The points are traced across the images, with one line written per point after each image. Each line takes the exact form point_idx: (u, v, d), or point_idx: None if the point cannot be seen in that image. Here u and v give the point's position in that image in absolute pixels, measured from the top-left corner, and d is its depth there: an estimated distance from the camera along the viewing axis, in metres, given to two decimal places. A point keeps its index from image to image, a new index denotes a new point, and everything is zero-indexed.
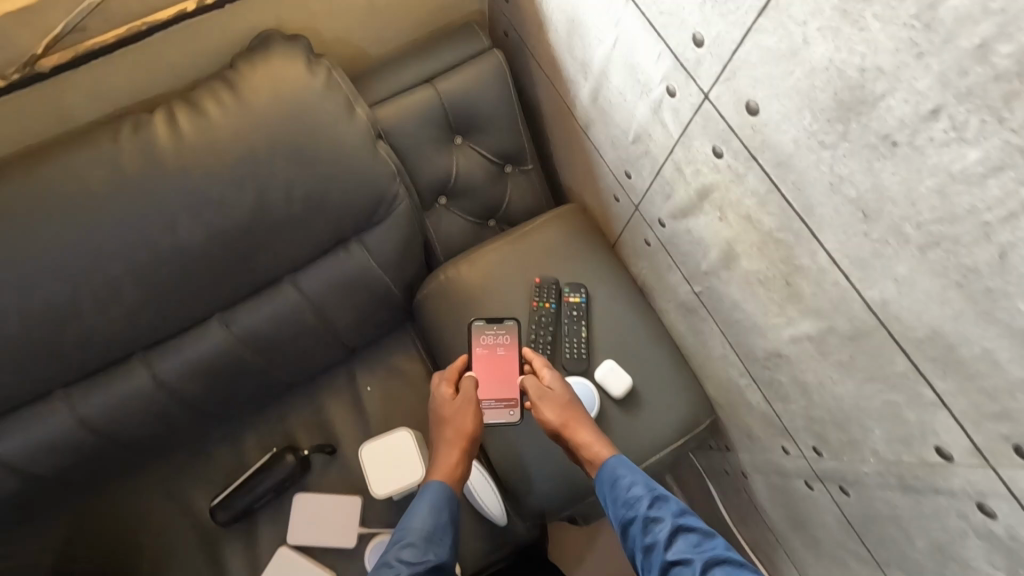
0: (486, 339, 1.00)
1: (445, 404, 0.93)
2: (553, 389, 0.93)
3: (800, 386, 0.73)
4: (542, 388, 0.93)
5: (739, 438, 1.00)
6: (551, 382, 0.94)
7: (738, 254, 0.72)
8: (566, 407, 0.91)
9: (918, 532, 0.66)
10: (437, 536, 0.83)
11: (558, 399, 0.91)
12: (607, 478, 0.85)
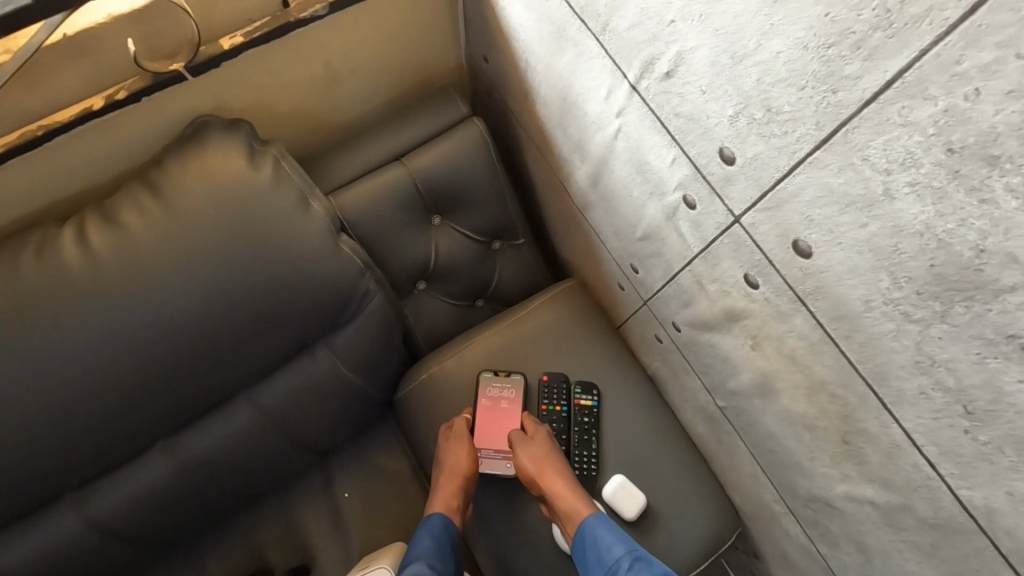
0: (493, 391, 0.90)
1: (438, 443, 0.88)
2: (535, 441, 0.86)
3: (856, 543, 0.60)
4: (523, 438, 0.86)
5: (769, 553, 0.87)
6: (534, 433, 0.87)
7: (777, 390, 0.58)
8: (547, 460, 0.83)
9: None
10: (442, 551, 0.79)
11: (540, 451, 0.84)
12: (581, 537, 0.77)
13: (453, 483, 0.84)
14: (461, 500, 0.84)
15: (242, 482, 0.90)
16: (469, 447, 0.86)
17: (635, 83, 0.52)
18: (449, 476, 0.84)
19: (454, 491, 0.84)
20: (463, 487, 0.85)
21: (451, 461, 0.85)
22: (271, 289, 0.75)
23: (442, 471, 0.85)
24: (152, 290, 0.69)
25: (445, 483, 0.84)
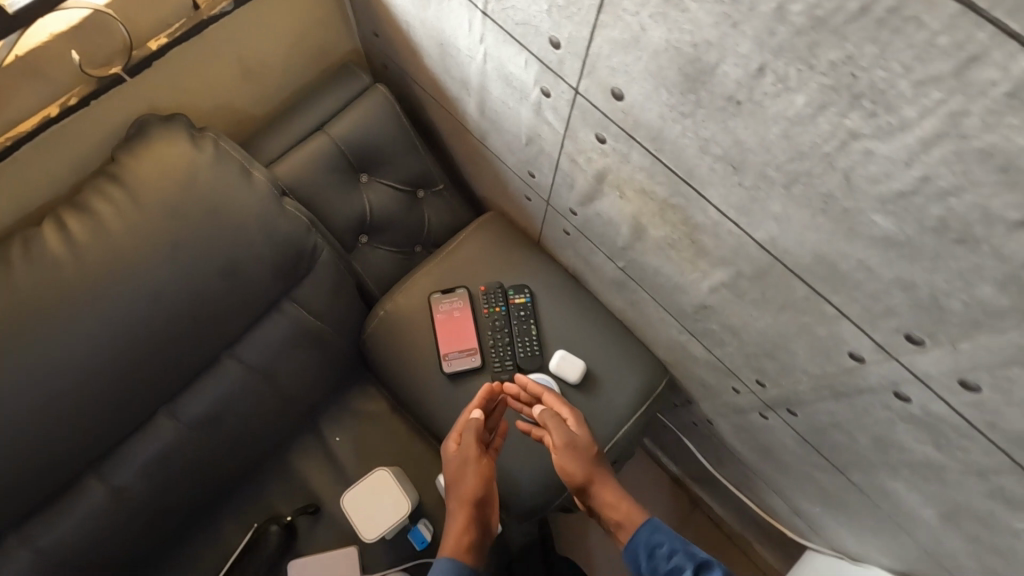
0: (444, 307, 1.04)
1: (448, 465, 0.91)
2: (578, 438, 0.89)
3: (730, 329, 0.79)
4: (566, 433, 0.89)
5: (694, 390, 1.06)
6: (575, 427, 0.90)
7: (645, 225, 0.77)
8: (595, 460, 0.89)
9: (859, 430, 0.72)
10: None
11: (583, 448, 0.89)
12: (638, 542, 0.83)
13: (464, 515, 0.87)
14: (473, 535, 0.86)
15: (242, 442, 1.01)
16: (479, 473, 0.90)
17: (485, 10, 0.69)
18: (463, 508, 0.88)
19: (466, 524, 0.86)
20: (475, 515, 0.87)
21: (462, 489, 0.89)
22: (232, 251, 0.87)
23: (456, 503, 0.89)
24: (132, 263, 0.80)
25: (458, 517, 0.87)
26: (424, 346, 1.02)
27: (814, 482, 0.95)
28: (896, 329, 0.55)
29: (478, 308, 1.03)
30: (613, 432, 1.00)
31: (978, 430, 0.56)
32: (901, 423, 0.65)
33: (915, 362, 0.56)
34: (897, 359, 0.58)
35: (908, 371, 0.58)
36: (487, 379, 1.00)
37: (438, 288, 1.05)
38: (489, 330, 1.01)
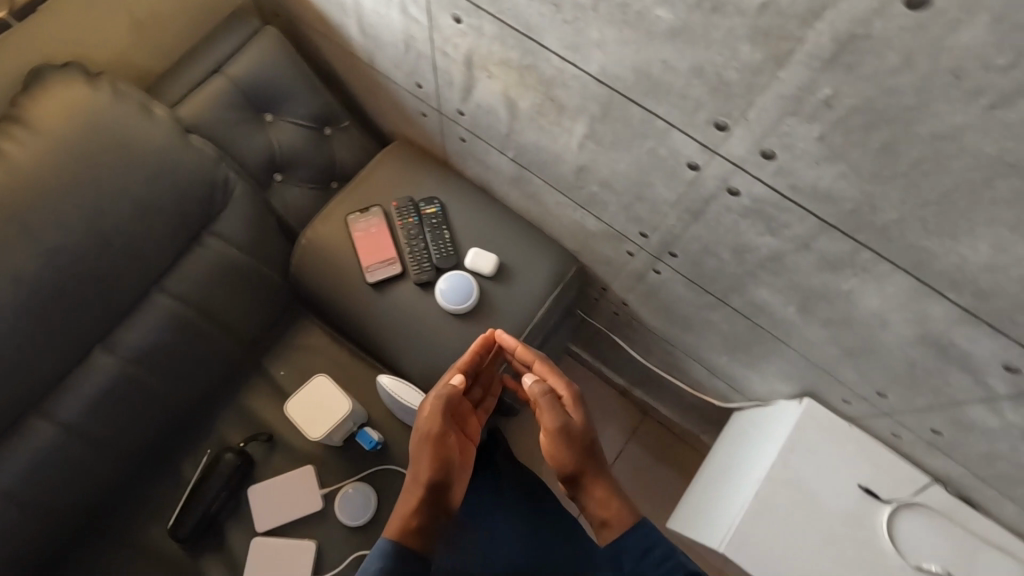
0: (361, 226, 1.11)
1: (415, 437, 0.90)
2: (575, 426, 0.89)
3: (604, 184, 0.89)
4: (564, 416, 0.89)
5: (604, 273, 1.16)
6: (574, 413, 0.90)
7: (515, 100, 0.86)
8: (588, 449, 0.88)
9: (720, 246, 0.83)
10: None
11: (577, 434, 0.88)
12: (628, 544, 0.84)
13: (414, 497, 0.85)
14: (423, 519, 0.83)
15: (187, 377, 1.06)
16: (436, 454, 0.87)
17: None
18: (416, 490, 0.85)
19: (417, 508, 0.84)
20: (433, 495, 0.85)
21: (423, 460, 0.87)
22: (144, 181, 0.92)
23: (411, 484, 0.86)
24: (46, 195, 0.84)
25: (410, 499, 0.85)
26: (347, 264, 1.09)
27: (713, 327, 1.06)
28: (707, 121, 0.66)
29: (393, 222, 1.11)
30: (532, 315, 1.09)
31: (787, 199, 0.68)
32: (741, 221, 0.76)
33: (728, 149, 0.67)
34: (717, 152, 0.69)
35: (727, 162, 0.69)
36: (409, 284, 1.08)
37: (353, 211, 1.12)
38: (406, 239, 1.08)
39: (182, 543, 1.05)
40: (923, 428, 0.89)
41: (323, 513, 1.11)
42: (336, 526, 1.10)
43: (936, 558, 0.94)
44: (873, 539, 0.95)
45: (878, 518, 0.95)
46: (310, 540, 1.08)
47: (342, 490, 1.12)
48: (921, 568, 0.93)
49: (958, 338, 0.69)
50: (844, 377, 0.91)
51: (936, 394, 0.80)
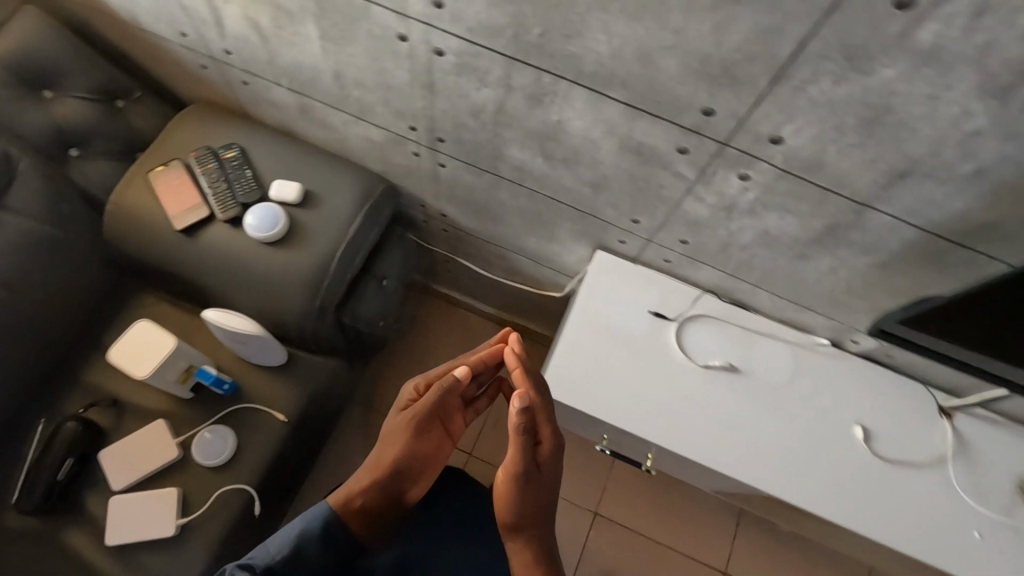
0: (164, 180, 1.15)
1: (394, 417, 0.95)
2: (540, 483, 0.88)
3: (359, 85, 0.99)
4: (536, 456, 0.89)
5: (412, 186, 1.26)
6: (546, 471, 0.89)
7: (256, 20, 0.94)
8: (536, 497, 0.88)
9: (463, 114, 0.95)
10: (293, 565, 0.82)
11: (534, 477, 0.88)
12: None
13: (370, 476, 0.91)
14: (363, 499, 0.89)
15: (11, 352, 1.08)
16: (402, 442, 0.93)
17: None
18: (372, 469, 0.91)
19: (366, 487, 0.90)
20: (385, 482, 0.91)
21: (393, 446, 0.92)
22: None
23: (371, 463, 0.92)
24: None
25: (365, 476, 0.91)
26: (157, 218, 1.13)
27: (508, 208, 1.18)
28: None
29: (194, 171, 1.16)
30: (345, 230, 1.17)
31: (472, 43, 0.79)
32: (460, 81, 0.88)
33: (411, 8, 0.78)
34: (407, 15, 0.80)
35: (419, 22, 0.80)
36: (220, 224, 1.13)
37: (154, 168, 1.16)
38: (208, 183, 1.14)
39: (34, 514, 1.06)
40: (676, 244, 1.04)
41: (184, 461, 1.15)
42: (199, 470, 1.14)
43: (719, 355, 1.10)
44: (667, 351, 1.09)
45: (669, 334, 1.10)
46: (173, 487, 1.12)
47: (197, 436, 1.16)
48: (707, 365, 1.09)
49: (640, 135, 0.83)
50: (607, 216, 1.05)
51: (662, 202, 0.95)
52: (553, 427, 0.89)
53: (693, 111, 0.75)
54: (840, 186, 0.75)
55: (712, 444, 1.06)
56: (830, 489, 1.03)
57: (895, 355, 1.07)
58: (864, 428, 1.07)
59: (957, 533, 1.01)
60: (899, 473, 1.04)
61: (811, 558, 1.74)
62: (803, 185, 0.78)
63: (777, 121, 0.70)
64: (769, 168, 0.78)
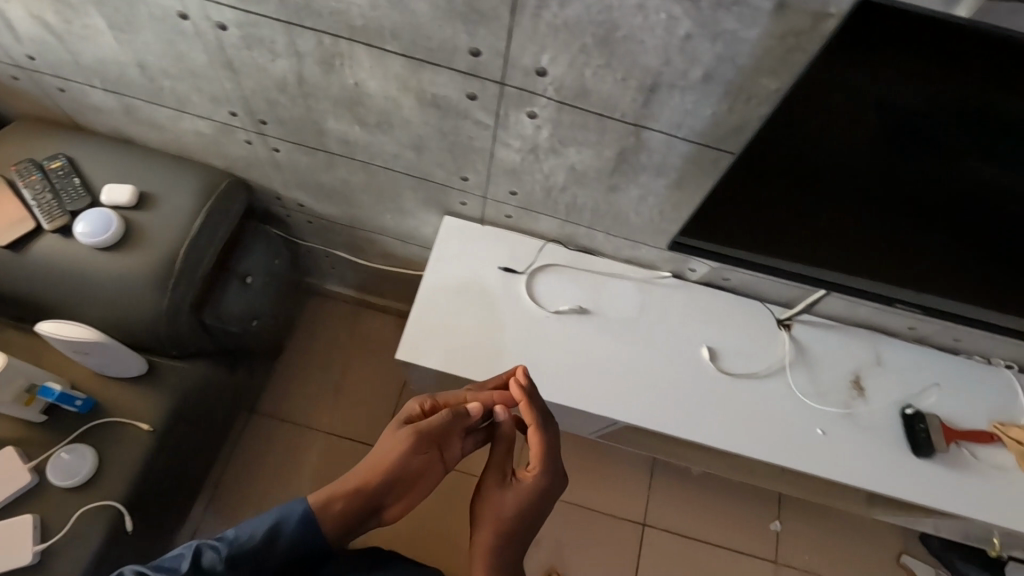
0: None
1: (396, 429, 0.90)
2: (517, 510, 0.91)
3: (166, 74, 0.98)
4: (524, 487, 0.92)
5: (261, 178, 1.26)
6: (522, 495, 0.92)
7: (44, 17, 0.93)
8: (517, 529, 0.91)
9: (271, 91, 0.96)
10: (260, 553, 0.79)
11: (518, 510, 0.91)
12: None
13: (358, 481, 0.86)
14: (344, 504, 0.84)
15: None
16: (404, 455, 0.87)
17: None
18: (366, 474, 0.86)
19: (351, 494, 0.85)
20: (373, 491, 0.86)
21: (392, 459, 0.86)
22: None
23: (363, 466, 0.87)
24: None
25: (355, 479, 0.86)
26: None
27: (353, 187, 1.19)
28: None
29: (16, 185, 1.12)
30: (187, 226, 1.15)
31: (248, 12, 0.81)
32: (253, 55, 0.89)
33: None
34: None
35: None
36: (49, 235, 1.10)
37: None
38: (31, 195, 1.10)
39: None
40: (508, 196, 1.07)
41: (41, 485, 1.10)
42: (58, 492, 1.10)
43: (568, 300, 1.13)
44: (519, 303, 1.12)
45: (519, 286, 1.13)
46: (27, 513, 1.07)
47: (51, 458, 1.11)
48: (558, 311, 1.12)
49: (431, 87, 0.86)
50: (438, 178, 1.07)
51: (478, 155, 0.98)
52: (546, 462, 0.92)
53: (462, 53, 0.78)
54: (609, 109, 0.80)
55: (570, 385, 1.09)
56: (684, 411, 1.08)
57: (730, 277, 1.14)
58: (711, 349, 1.12)
59: (799, 432, 1.08)
60: (745, 386, 1.10)
61: (723, 495, 1.82)
62: (581, 114, 0.83)
63: (533, 52, 0.75)
64: (547, 101, 0.82)
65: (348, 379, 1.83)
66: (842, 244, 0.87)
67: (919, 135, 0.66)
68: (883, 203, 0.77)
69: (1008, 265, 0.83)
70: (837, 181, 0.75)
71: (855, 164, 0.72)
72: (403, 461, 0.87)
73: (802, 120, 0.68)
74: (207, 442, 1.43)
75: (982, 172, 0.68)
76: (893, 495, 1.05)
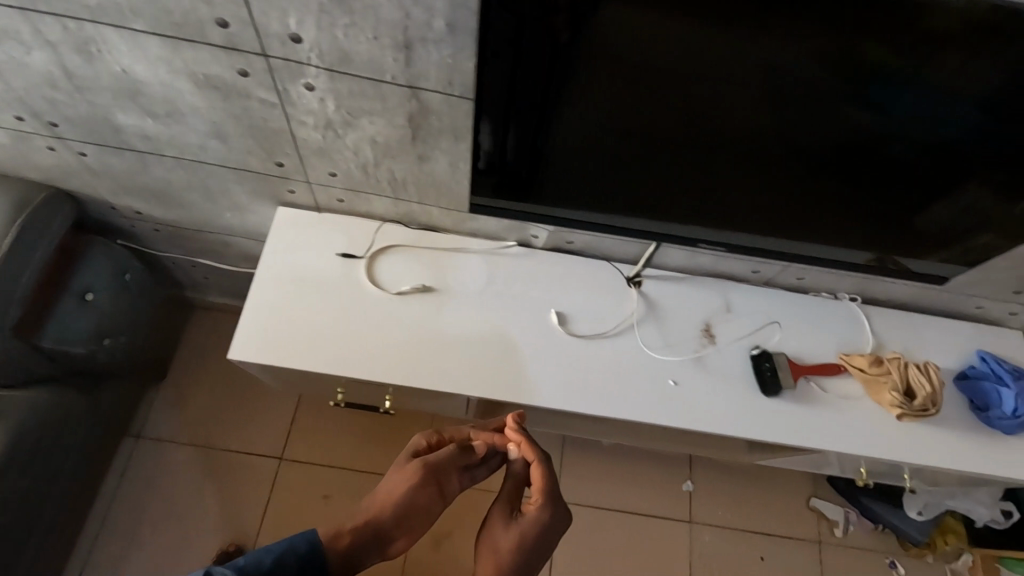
0: None
1: (401, 468, 0.95)
2: (523, 541, 0.92)
3: None
4: (528, 518, 0.94)
5: (84, 187, 1.19)
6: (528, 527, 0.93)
7: None
8: (519, 565, 0.90)
9: (43, 88, 0.90)
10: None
11: (526, 541, 0.92)
12: None
13: (364, 515, 0.88)
14: (352, 536, 0.84)
15: None
16: (407, 489, 0.90)
17: None
18: (372, 508, 0.89)
19: (358, 525, 0.86)
20: (377, 524, 0.87)
21: (404, 489, 0.91)
22: None
23: (369, 501, 0.90)
24: None
25: (364, 513, 0.88)
26: None
27: (179, 187, 1.14)
28: None
29: None
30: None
31: None
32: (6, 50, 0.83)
33: None
34: None
35: None
36: None
37: None
38: None
39: None
40: (330, 178, 1.03)
41: None
42: None
43: (411, 280, 1.11)
44: (359, 288, 1.09)
45: (359, 271, 1.10)
46: None
47: None
48: (400, 292, 1.10)
49: (200, 67, 0.82)
50: (255, 167, 1.03)
51: (280, 137, 0.94)
52: (550, 493, 0.95)
53: (211, 26, 0.74)
54: (378, 73, 0.77)
55: (417, 365, 1.05)
56: (536, 379, 1.07)
57: (573, 239, 1.14)
58: (559, 314, 1.11)
59: (651, 387, 1.08)
60: (594, 347, 1.10)
61: (632, 462, 1.83)
62: (355, 81, 0.80)
63: (278, 17, 0.71)
64: (317, 70, 0.79)
65: (244, 392, 1.77)
66: (622, 188, 0.92)
67: (624, 63, 0.72)
68: (632, 138, 0.83)
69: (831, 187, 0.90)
70: (583, 120, 0.80)
71: (589, 101, 0.77)
72: (408, 497, 0.90)
73: (524, 62, 0.72)
74: (73, 474, 1.35)
75: (691, 92, 0.76)
76: (745, 438, 1.05)
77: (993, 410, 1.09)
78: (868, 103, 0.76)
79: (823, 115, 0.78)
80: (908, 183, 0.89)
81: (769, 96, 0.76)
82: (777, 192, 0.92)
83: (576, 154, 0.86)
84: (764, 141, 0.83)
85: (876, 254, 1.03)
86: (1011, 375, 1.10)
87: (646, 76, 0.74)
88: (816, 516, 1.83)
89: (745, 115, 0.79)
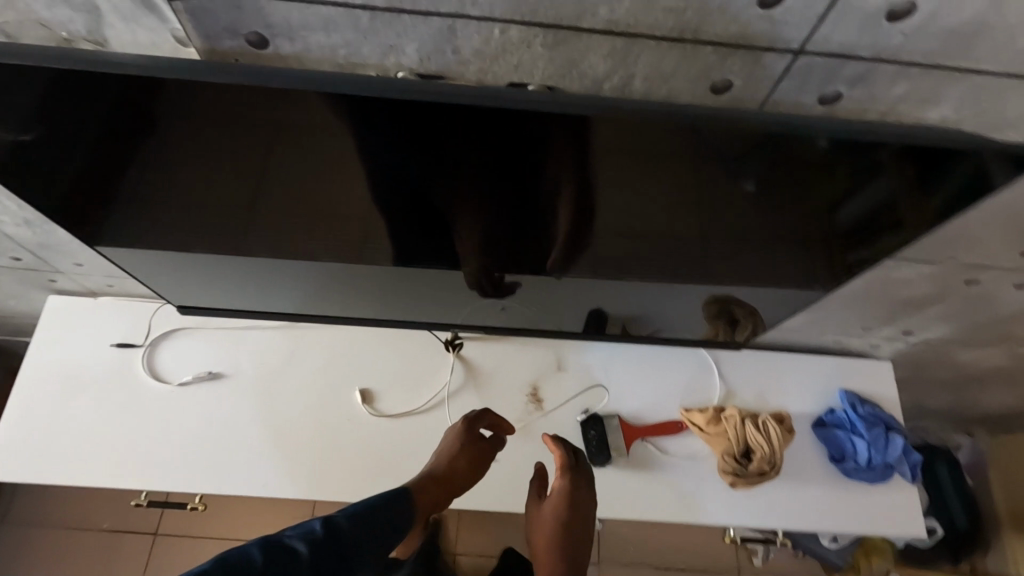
0: None
1: (456, 437, 0.91)
2: (566, 522, 0.84)
3: None
4: (564, 497, 0.86)
5: None
6: (564, 504, 0.85)
7: None
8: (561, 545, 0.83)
9: None
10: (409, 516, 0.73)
11: (570, 526, 0.84)
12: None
13: (437, 474, 0.84)
14: (436, 487, 0.83)
15: None
16: (466, 452, 0.89)
17: None
18: (443, 468, 0.85)
19: (435, 483, 0.83)
20: (449, 483, 0.85)
21: (471, 450, 0.90)
22: None
23: (437, 465, 0.86)
24: None
25: (436, 470, 0.85)
26: None
27: None
28: None
29: None
30: None
31: None
32: None
33: None
34: None
35: None
36: None
37: None
38: None
39: None
40: (80, 268, 0.93)
41: None
42: None
43: (195, 367, 1.00)
44: (134, 383, 0.98)
45: (135, 364, 1.00)
46: None
47: None
48: (182, 382, 0.99)
49: None
50: None
51: None
52: (580, 480, 0.89)
53: None
54: None
55: (201, 466, 0.94)
56: (335, 472, 0.95)
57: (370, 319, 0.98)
58: (364, 391, 1.01)
59: None
60: (403, 426, 0.99)
61: None
62: None
63: None
64: None
65: None
66: (377, 278, 0.77)
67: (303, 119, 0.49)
68: (354, 215, 0.62)
69: (715, 244, 0.66)
70: (297, 177, 0.57)
71: (290, 153, 0.54)
72: (468, 459, 0.89)
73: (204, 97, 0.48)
74: None
75: (421, 152, 0.52)
76: None
77: (848, 461, 0.99)
78: (631, 210, 0.59)
79: (582, 226, 0.61)
80: (741, 250, 0.68)
81: (501, 208, 0.59)
82: (569, 283, 0.76)
83: (297, 225, 0.65)
84: (523, 249, 0.67)
85: (714, 296, 0.82)
86: (865, 422, 1.00)
87: (324, 148, 0.52)
88: (732, 546, 1.72)
89: (482, 227, 0.62)
